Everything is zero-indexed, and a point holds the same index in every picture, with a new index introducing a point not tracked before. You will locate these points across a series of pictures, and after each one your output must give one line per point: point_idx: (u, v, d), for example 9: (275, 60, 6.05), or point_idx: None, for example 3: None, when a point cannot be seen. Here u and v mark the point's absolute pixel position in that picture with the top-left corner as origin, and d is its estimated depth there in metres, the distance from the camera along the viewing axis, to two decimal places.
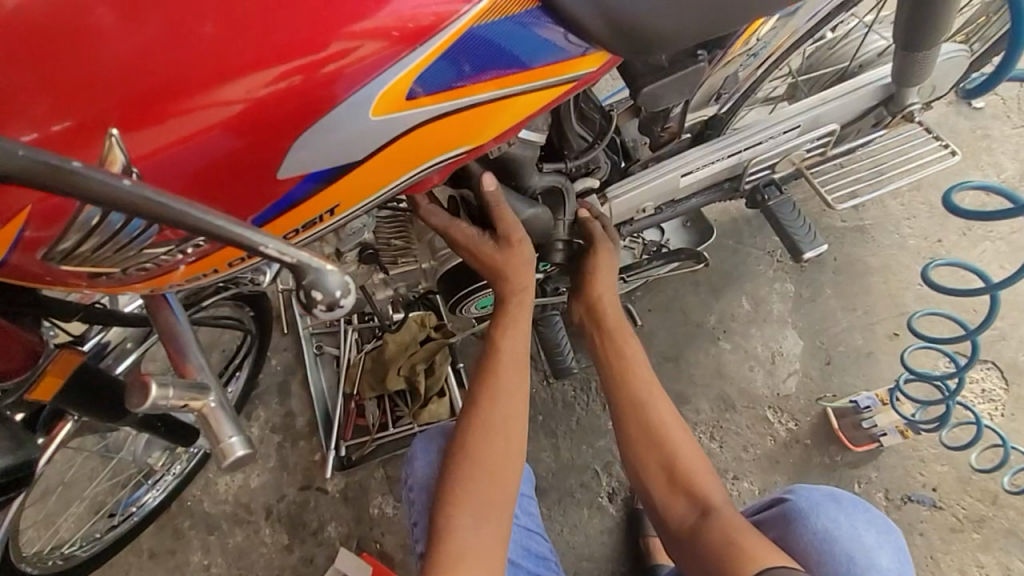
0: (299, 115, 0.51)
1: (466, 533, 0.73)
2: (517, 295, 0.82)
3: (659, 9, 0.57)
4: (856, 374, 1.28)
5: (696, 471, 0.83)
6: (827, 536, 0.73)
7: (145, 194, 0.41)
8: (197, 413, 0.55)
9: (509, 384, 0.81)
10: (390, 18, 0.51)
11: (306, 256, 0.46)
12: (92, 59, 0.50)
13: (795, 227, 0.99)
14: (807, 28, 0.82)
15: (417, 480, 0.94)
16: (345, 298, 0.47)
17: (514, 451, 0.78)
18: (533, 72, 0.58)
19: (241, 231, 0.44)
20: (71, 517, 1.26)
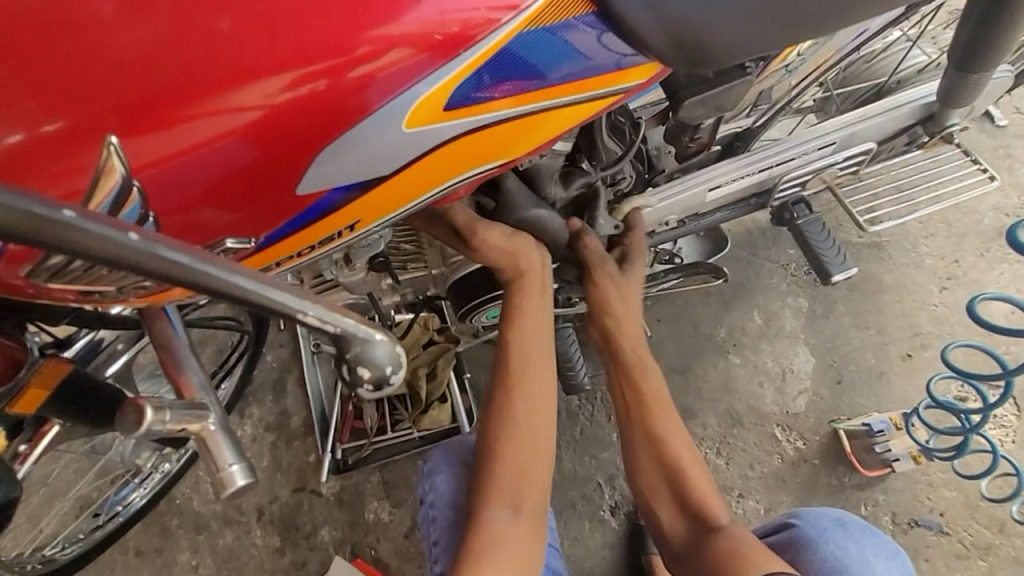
0: (324, 125, 0.47)
1: (500, 524, 0.72)
2: (520, 282, 0.76)
3: (721, 17, 0.53)
4: (867, 394, 1.25)
5: (702, 489, 0.82)
6: (836, 564, 0.78)
7: (160, 253, 0.36)
8: (196, 436, 0.50)
9: (527, 378, 0.76)
10: (420, 22, 0.47)
11: (353, 326, 0.47)
12: (89, 52, 0.45)
13: (823, 246, 0.96)
14: (852, 46, 0.80)
15: (438, 496, 0.89)
16: (393, 372, 0.49)
17: (540, 444, 0.76)
18: (574, 84, 0.54)
19: (282, 299, 0.42)
20: (54, 514, 1.21)
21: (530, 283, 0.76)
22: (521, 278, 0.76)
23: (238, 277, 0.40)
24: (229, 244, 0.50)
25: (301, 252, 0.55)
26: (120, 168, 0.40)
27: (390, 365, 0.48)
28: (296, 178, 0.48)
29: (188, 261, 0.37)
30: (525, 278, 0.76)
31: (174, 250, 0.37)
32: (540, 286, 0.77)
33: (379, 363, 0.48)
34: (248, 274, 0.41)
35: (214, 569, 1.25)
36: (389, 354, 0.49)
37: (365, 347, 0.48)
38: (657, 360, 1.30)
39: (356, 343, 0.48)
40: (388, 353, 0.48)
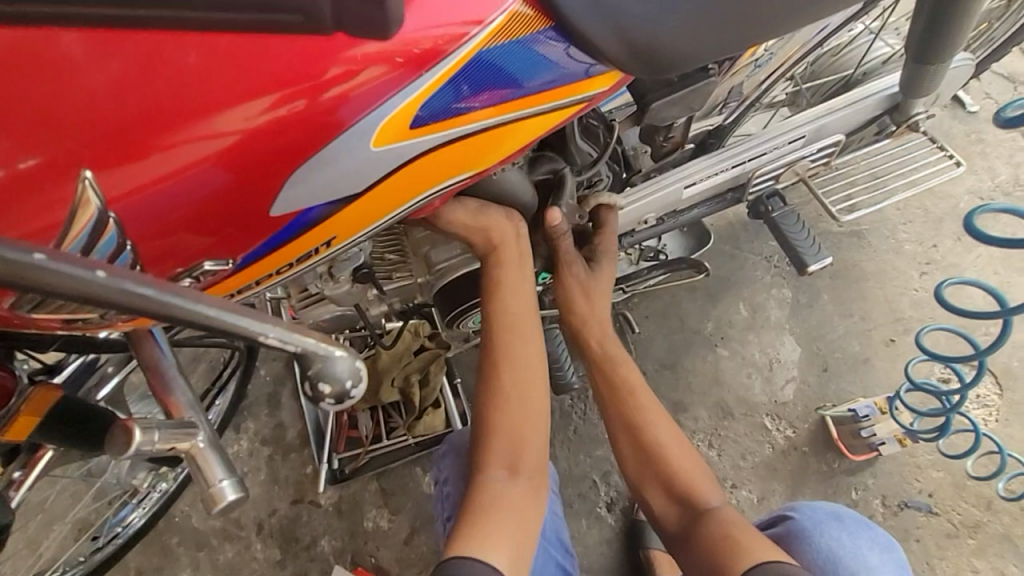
0: (294, 148, 0.48)
1: (497, 485, 0.75)
2: (496, 254, 0.76)
3: (680, 26, 0.55)
4: (853, 380, 1.27)
5: (690, 473, 0.84)
6: (832, 555, 0.80)
7: (126, 289, 0.37)
8: (186, 454, 0.51)
9: (514, 347, 0.78)
10: (389, 42, 0.47)
11: (313, 344, 0.47)
12: (58, 87, 0.45)
13: (797, 237, 0.98)
14: (815, 41, 0.82)
15: (449, 475, 0.93)
16: (354, 387, 0.50)
17: (534, 409, 0.78)
18: (542, 94, 0.56)
19: (241, 322, 0.42)
20: (53, 538, 1.21)
21: (505, 253, 0.76)
22: (495, 251, 0.76)
23: (201, 304, 0.40)
24: (207, 266, 0.52)
25: (280, 270, 0.57)
26: (95, 201, 0.43)
27: (349, 378, 0.49)
28: (268, 199, 0.50)
29: (156, 294, 0.38)
30: (500, 250, 0.76)
31: (144, 285, 0.38)
32: (518, 255, 0.77)
33: (339, 378, 0.48)
34: (210, 300, 0.41)
35: None
36: (349, 368, 0.49)
37: (325, 361, 0.48)
38: (647, 356, 1.32)
39: (316, 360, 0.48)
40: (347, 368, 0.48)
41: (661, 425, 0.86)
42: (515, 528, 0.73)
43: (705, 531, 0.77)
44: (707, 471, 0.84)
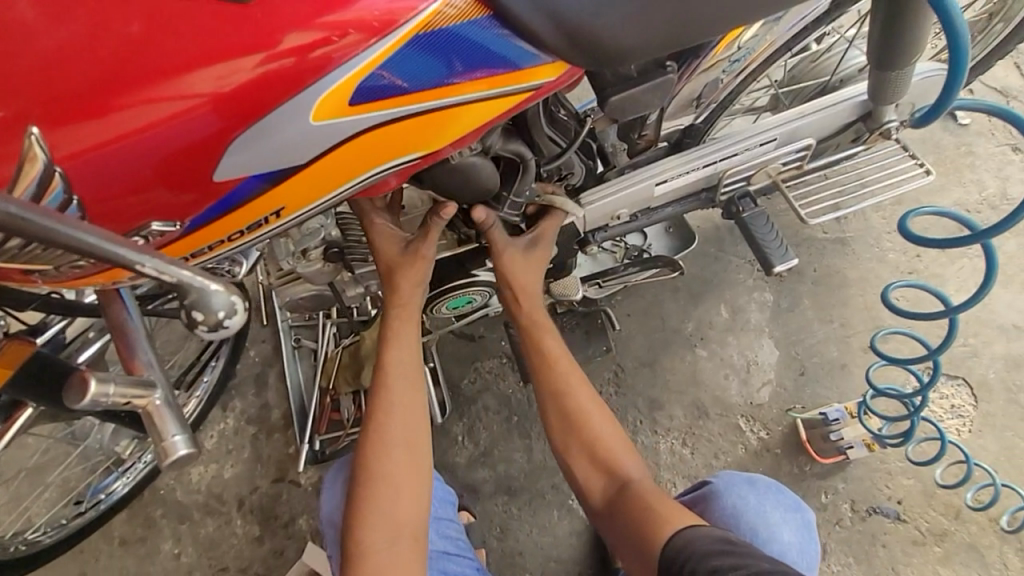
0: (242, 112, 0.51)
1: (380, 551, 0.74)
2: (399, 307, 0.84)
3: (624, 22, 0.57)
4: (829, 386, 1.28)
5: (613, 446, 0.89)
6: (734, 512, 0.86)
7: (9, 211, 0.37)
8: (142, 409, 0.54)
9: (395, 400, 0.82)
10: (359, 13, 0.51)
11: (189, 277, 0.44)
12: (29, 50, 0.49)
13: (766, 239, 0.99)
14: (787, 37, 0.83)
15: (326, 517, 0.95)
16: (230, 318, 0.46)
17: (420, 458, 0.80)
18: (516, 73, 0.58)
19: (118, 251, 0.41)
20: (40, 501, 1.25)
21: (403, 300, 0.84)
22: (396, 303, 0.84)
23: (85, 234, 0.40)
24: (155, 226, 0.54)
25: (231, 237, 0.58)
26: (42, 155, 0.45)
27: (224, 311, 0.45)
28: (213, 163, 0.52)
29: (39, 219, 0.38)
30: (400, 302, 0.84)
31: (27, 211, 0.38)
32: (413, 288, 0.83)
33: (213, 310, 0.45)
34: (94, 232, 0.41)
35: (195, 557, 1.29)
36: (226, 301, 0.46)
37: (201, 294, 0.45)
38: (626, 353, 1.34)
39: (192, 291, 0.45)
40: (223, 301, 0.46)
41: (588, 397, 0.91)
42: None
43: (628, 504, 0.83)
44: (628, 442, 0.90)
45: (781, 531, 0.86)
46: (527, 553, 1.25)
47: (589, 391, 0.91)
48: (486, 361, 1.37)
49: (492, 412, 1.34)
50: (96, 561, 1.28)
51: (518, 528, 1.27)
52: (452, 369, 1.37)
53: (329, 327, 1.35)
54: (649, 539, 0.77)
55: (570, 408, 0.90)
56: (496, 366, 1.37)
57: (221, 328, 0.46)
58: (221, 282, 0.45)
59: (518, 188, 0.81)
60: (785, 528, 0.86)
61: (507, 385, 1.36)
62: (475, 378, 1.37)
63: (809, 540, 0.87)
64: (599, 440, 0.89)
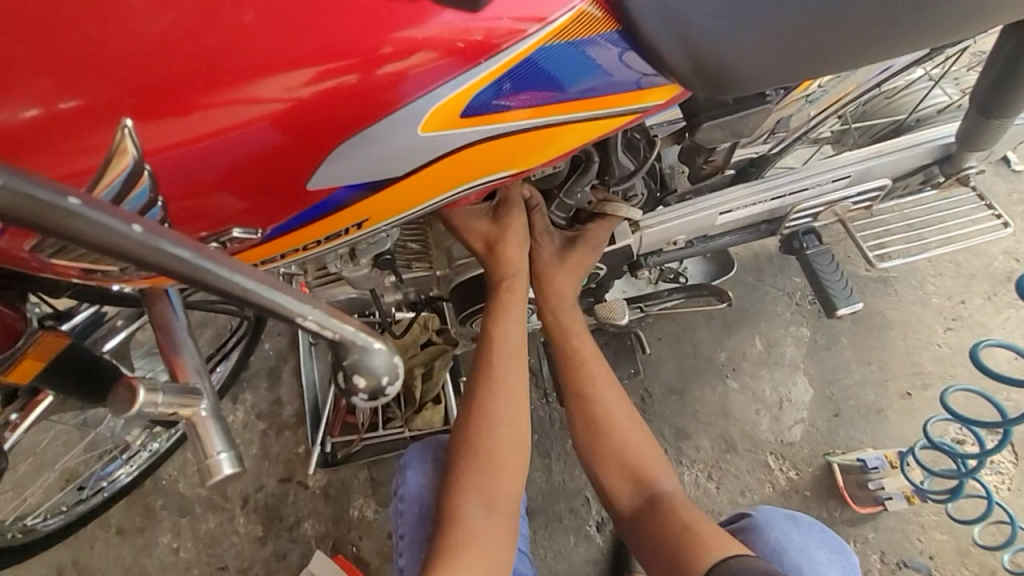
0: (342, 122, 0.47)
1: (474, 521, 0.74)
2: (508, 284, 0.80)
3: (753, 42, 0.53)
4: (864, 430, 1.24)
5: (643, 455, 0.84)
6: (777, 546, 0.80)
7: (159, 244, 0.36)
8: (186, 421, 0.50)
9: (509, 375, 0.80)
10: (436, 30, 0.47)
11: (352, 332, 0.45)
12: (108, 35, 0.45)
13: (831, 280, 0.95)
14: (872, 83, 0.81)
15: (409, 493, 0.89)
16: (390, 385, 0.48)
17: (518, 442, 0.78)
18: (564, 102, 0.53)
19: (282, 301, 0.41)
20: (40, 484, 1.21)
21: (516, 283, 0.80)
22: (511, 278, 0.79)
23: (238, 274, 0.39)
24: (236, 233, 0.51)
25: (307, 246, 0.55)
26: (133, 151, 0.39)
27: (387, 374, 0.47)
28: (306, 173, 0.49)
29: (191, 258, 0.37)
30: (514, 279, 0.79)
31: (178, 246, 0.37)
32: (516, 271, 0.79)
33: (375, 373, 0.46)
34: (251, 272, 0.40)
35: (194, 553, 1.24)
36: (386, 364, 0.47)
37: (363, 353, 0.46)
38: (655, 379, 1.30)
39: (355, 350, 0.46)
40: (385, 363, 0.46)
41: (626, 411, 0.86)
42: (486, 559, 0.72)
43: (662, 519, 0.78)
44: (660, 456, 0.85)
45: (828, 571, 0.78)
46: None
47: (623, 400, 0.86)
48: None
49: None
50: (91, 550, 1.24)
51: (532, 551, 1.22)
52: None
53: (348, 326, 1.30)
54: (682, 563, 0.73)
55: (596, 413, 0.84)
56: None
57: (380, 392, 0.48)
58: (382, 340, 0.46)
59: (569, 188, 0.77)
60: (832, 570, 0.78)
61: (530, 401, 1.32)
62: None
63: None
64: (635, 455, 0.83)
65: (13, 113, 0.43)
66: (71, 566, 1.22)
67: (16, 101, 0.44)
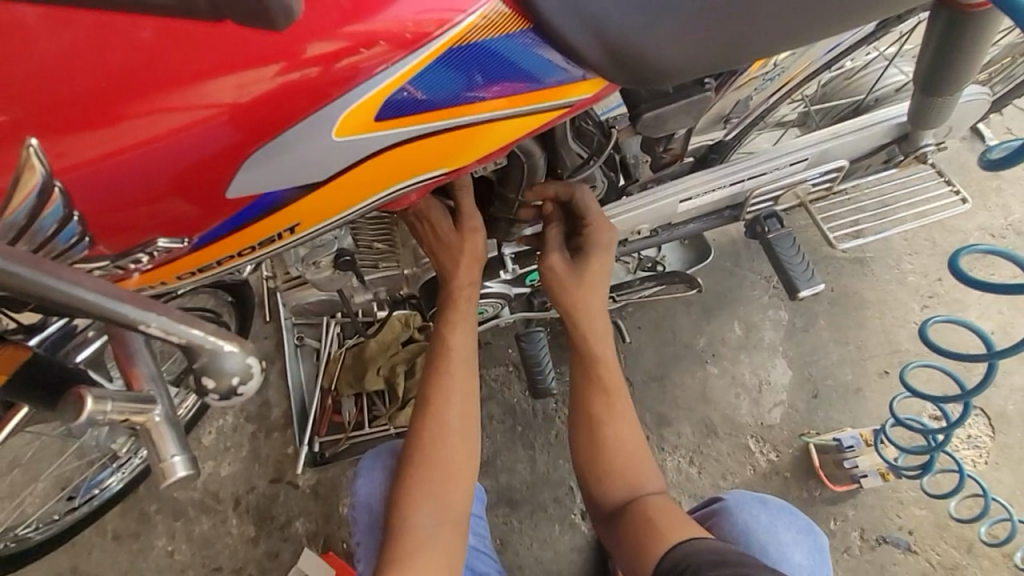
0: (264, 122, 0.48)
1: (423, 530, 0.72)
2: (466, 292, 0.82)
3: (672, 40, 0.54)
4: (843, 410, 1.25)
5: (637, 462, 0.81)
6: (745, 530, 0.84)
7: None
8: (141, 427, 0.51)
9: (454, 382, 0.79)
10: (386, 23, 0.48)
11: (201, 338, 0.43)
12: (21, 50, 0.45)
13: (793, 263, 0.96)
14: (825, 61, 0.81)
15: (360, 500, 0.92)
16: (244, 384, 0.46)
17: (470, 447, 0.78)
18: (535, 92, 0.55)
19: (123, 308, 0.40)
20: (35, 492, 1.23)
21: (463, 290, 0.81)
22: (466, 290, 0.81)
23: (79, 287, 0.38)
24: (161, 243, 0.51)
25: (242, 252, 0.56)
26: (42, 168, 0.41)
27: (238, 375, 0.45)
28: (229, 177, 0.49)
29: (28, 273, 0.36)
30: (462, 291, 0.81)
31: (14, 263, 0.36)
32: (471, 279, 0.81)
33: (226, 374, 0.45)
34: (89, 284, 0.39)
35: (190, 555, 1.26)
36: (240, 365, 0.46)
37: (213, 356, 0.44)
38: (635, 367, 1.30)
39: (204, 353, 0.44)
40: (237, 364, 0.45)
41: (622, 414, 0.81)
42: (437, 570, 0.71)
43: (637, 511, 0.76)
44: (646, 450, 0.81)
45: (793, 552, 0.84)
46: (526, 566, 1.22)
47: (621, 401, 0.82)
48: (492, 368, 1.34)
49: (496, 421, 1.31)
50: (88, 556, 1.26)
51: (518, 541, 1.24)
52: None
53: (332, 328, 1.31)
54: (644, 556, 0.73)
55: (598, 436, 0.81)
56: (502, 374, 1.34)
57: (233, 394, 0.46)
58: (234, 342, 0.44)
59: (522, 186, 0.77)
60: (797, 551, 0.84)
61: (513, 394, 1.33)
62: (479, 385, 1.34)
63: (822, 564, 0.85)
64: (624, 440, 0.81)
65: None
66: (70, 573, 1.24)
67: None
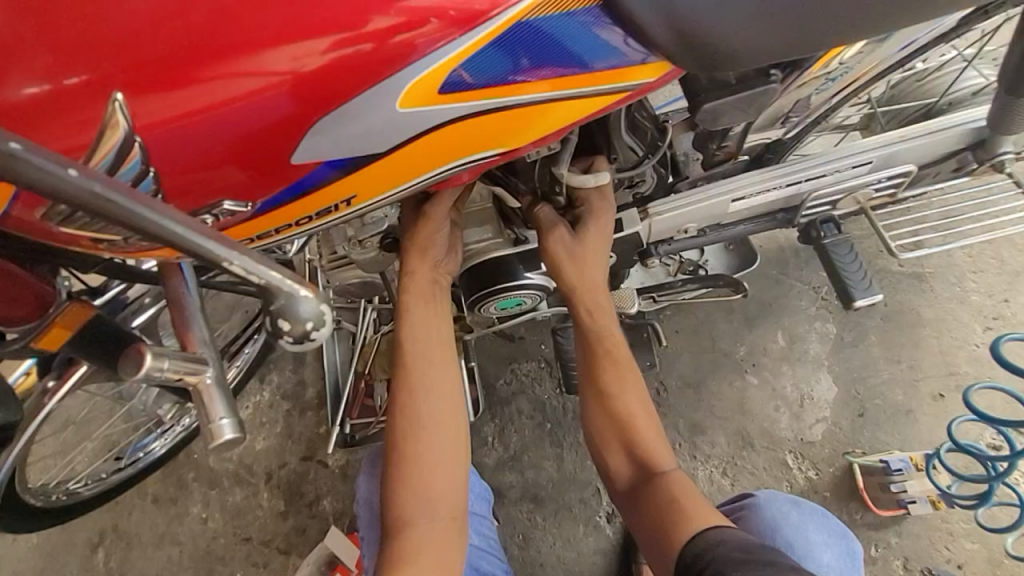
0: (327, 93, 0.48)
1: (420, 529, 0.71)
2: (410, 283, 0.77)
3: (744, 25, 0.53)
4: (890, 431, 1.19)
5: (648, 437, 0.80)
6: (773, 523, 0.83)
7: (94, 189, 0.37)
8: (193, 388, 0.53)
9: (427, 377, 0.76)
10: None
11: (278, 279, 0.43)
12: (107, 14, 0.48)
13: (848, 268, 0.93)
14: (895, 60, 0.78)
15: (360, 497, 0.93)
16: (316, 331, 0.45)
17: (452, 439, 0.75)
18: (588, 75, 0.54)
19: (208, 245, 0.40)
20: (85, 452, 1.30)
21: (416, 283, 0.77)
22: (406, 277, 0.77)
23: (166, 218, 0.39)
24: (227, 206, 0.53)
25: (300, 222, 0.57)
26: (124, 124, 0.43)
27: (313, 322, 0.45)
28: (293, 146, 0.50)
29: (124, 201, 0.38)
30: (410, 277, 0.77)
31: (113, 190, 0.38)
32: (432, 284, 0.79)
33: (301, 319, 0.44)
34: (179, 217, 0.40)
35: (222, 524, 1.31)
36: (314, 312, 0.45)
37: (289, 301, 0.44)
38: (671, 372, 1.27)
39: (280, 296, 0.44)
40: (311, 310, 0.44)
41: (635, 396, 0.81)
42: (437, 568, 0.70)
43: (653, 492, 0.75)
44: (654, 419, 0.82)
45: (821, 553, 0.81)
46: (549, 566, 1.21)
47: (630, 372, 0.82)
48: (525, 364, 1.34)
49: (526, 417, 1.31)
50: (129, 516, 1.32)
51: (541, 539, 1.23)
52: (489, 368, 1.34)
53: (370, 312, 1.26)
54: (668, 538, 0.71)
55: (614, 409, 0.81)
56: (534, 370, 1.34)
57: (305, 340, 0.45)
58: (309, 287, 0.44)
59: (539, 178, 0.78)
60: (825, 551, 0.82)
61: (544, 390, 1.33)
62: (510, 379, 1.33)
63: (853, 570, 0.82)
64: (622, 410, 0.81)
65: (18, 89, 0.47)
66: (112, 531, 1.31)
67: (24, 76, 0.47)
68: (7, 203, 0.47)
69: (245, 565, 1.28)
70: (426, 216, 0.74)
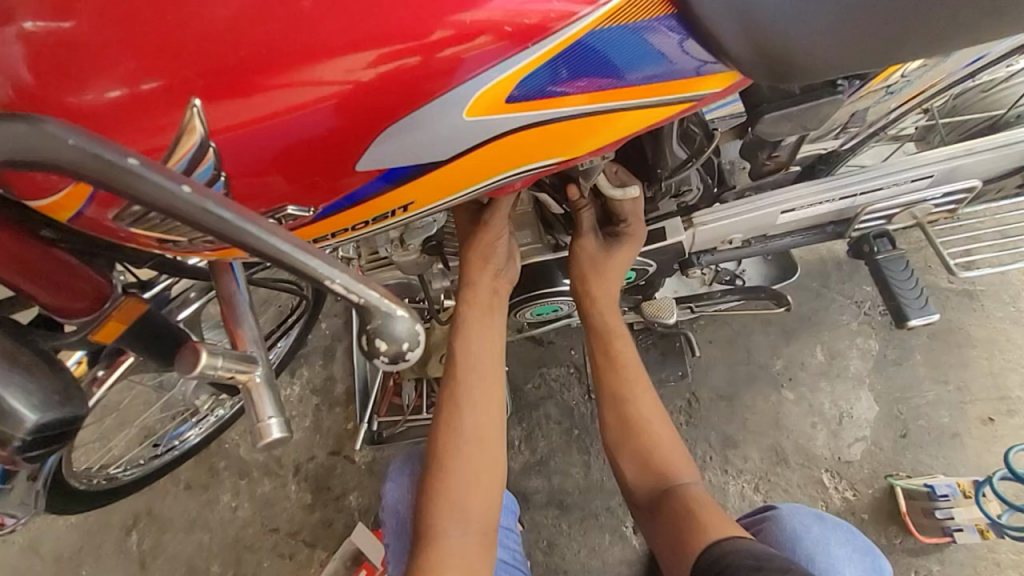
0: (394, 104, 0.48)
1: (451, 540, 0.70)
2: (470, 296, 0.77)
3: (822, 33, 0.51)
4: (934, 455, 1.15)
5: (665, 451, 0.81)
6: (793, 535, 0.80)
7: (201, 203, 0.38)
8: (243, 385, 0.53)
9: (474, 393, 0.75)
10: (494, 13, 0.47)
11: (376, 298, 0.44)
12: (181, 20, 0.48)
13: (904, 289, 0.91)
14: (961, 74, 0.74)
15: (389, 505, 0.94)
16: (411, 350, 0.47)
17: (491, 456, 0.74)
18: (626, 88, 0.53)
19: (310, 261, 0.41)
20: (123, 438, 1.33)
21: (477, 295, 0.77)
22: (467, 288, 0.77)
23: (274, 236, 0.40)
24: (290, 211, 0.54)
25: (355, 227, 0.58)
26: (200, 130, 0.46)
27: (408, 341, 0.46)
28: (357, 154, 0.51)
29: (231, 218, 0.39)
30: (473, 287, 0.77)
31: (220, 206, 0.39)
32: (489, 297, 0.78)
33: (397, 338, 0.45)
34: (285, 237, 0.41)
35: (251, 514, 1.33)
36: (408, 330, 0.46)
37: (386, 319, 0.45)
38: (704, 383, 1.24)
39: (378, 315, 0.45)
40: (407, 329, 0.45)
41: (647, 404, 0.83)
42: None
43: (672, 503, 0.76)
44: (668, 423, 0.83)
45: (845, 567, 0.77)
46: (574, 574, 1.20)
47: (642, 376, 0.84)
48: (553, 368, 1.33)
49: (553, 422, 1.30)
50: (162, 501, 1.35)
51: (566, 545, 1.22)
52: (517, 371, 1.33)
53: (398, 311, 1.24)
54: (683, 548, 0.72)
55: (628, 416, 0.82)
56: (562, 375, 1.33)
57: (401, 358, 0.46)
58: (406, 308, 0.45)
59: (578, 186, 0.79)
60: (849, 565, 0.77)
61: (572, 395, 1.31)
62: (539, 384, 1.32)
63: None
64: (638, 418, 0.82)
65: (101, 93, 0.47)
66: (146, 515, 1.34)
67: (105, 81, 0.47)
68: (83, 203, 0.48)
69: (272, 555, 1.30)
70: (484, 223, 0.74)
